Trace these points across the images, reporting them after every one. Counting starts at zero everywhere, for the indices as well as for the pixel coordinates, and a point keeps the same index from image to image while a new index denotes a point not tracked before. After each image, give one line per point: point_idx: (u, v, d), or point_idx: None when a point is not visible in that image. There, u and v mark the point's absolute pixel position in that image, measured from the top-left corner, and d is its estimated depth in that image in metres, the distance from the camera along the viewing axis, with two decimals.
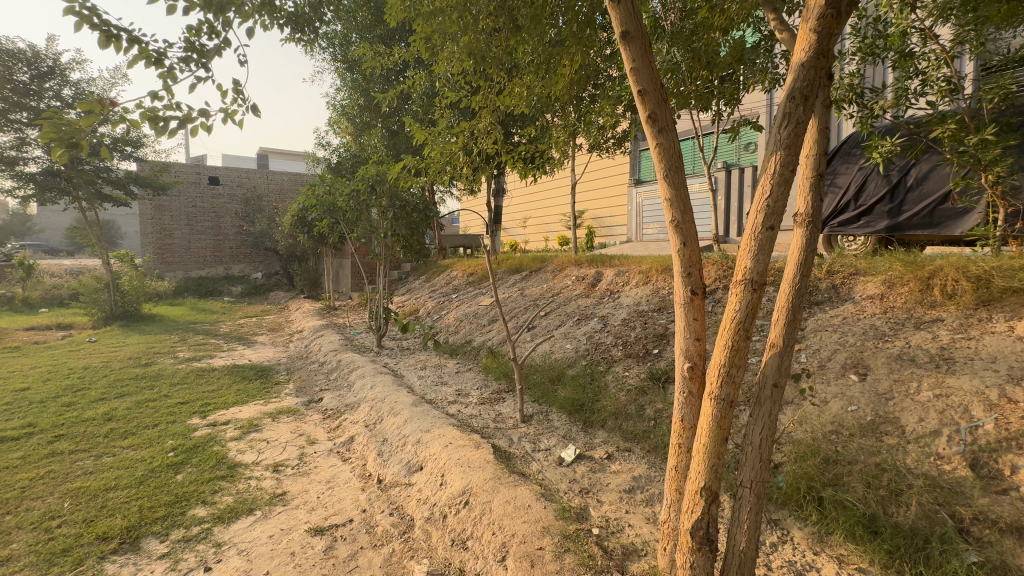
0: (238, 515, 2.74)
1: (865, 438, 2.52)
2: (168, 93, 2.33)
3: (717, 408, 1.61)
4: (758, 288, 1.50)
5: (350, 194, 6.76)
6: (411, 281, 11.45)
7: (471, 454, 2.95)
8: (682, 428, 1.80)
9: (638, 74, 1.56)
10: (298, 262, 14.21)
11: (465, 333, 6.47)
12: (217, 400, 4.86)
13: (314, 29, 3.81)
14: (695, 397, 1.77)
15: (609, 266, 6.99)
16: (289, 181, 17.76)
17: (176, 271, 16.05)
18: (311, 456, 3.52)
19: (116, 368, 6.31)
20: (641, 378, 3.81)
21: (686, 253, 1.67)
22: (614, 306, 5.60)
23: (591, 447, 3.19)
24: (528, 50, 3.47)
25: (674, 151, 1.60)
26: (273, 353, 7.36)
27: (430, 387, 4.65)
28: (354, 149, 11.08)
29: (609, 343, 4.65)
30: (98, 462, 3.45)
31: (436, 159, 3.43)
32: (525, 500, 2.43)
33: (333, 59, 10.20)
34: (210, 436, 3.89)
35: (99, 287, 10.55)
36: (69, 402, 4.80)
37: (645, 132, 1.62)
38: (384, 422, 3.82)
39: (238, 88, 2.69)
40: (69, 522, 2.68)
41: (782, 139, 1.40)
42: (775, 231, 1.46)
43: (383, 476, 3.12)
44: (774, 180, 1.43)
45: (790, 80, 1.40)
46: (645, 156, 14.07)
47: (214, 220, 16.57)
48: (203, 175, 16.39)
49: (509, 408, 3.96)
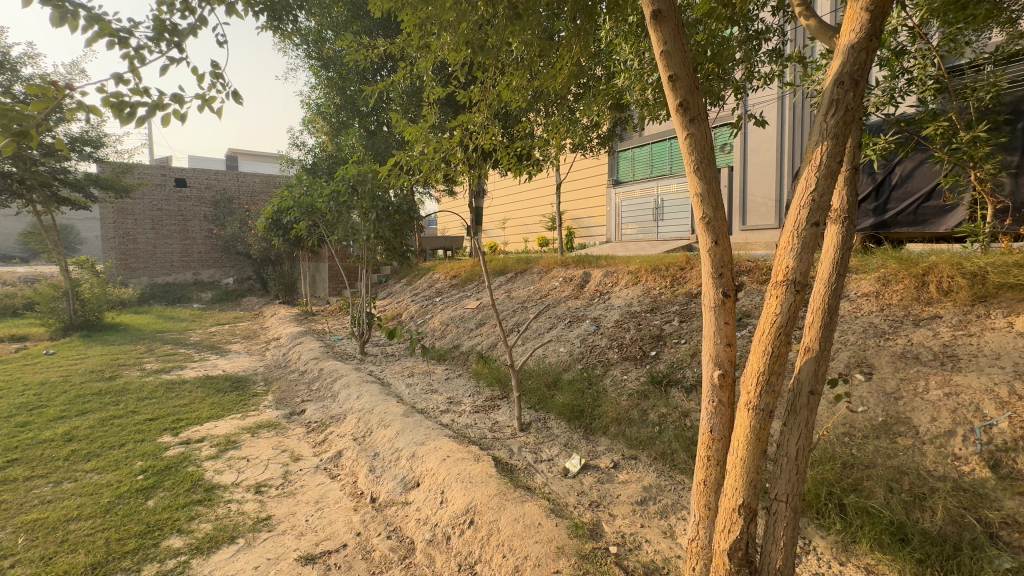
0: (219, 544, 2.50)
1: (880, 440, 2.47)
2: (135, 76, 2.10)
3: (754, 419, 1.49)
4: (801, 290, 1.39)
5: (330, 195, 6.50)
6: (391, 284, 11.18)
7: (471, 468, 2.78)
8: (712, 439, 1.69)
9: (669, 57, 1.45)
10: (272, 267, 13.74)
11: (452, 338, 6.28)
12: (189, 415, 4.55)
13: (292, 19, 3.57)
14: (726, 406, 1.66)
15: (597, 267, 6.92)
16: (261, 183, 17.18)
17: (141, 277, 15.31)
18: (296, 474, 3.29)
19: (77, 382, 5.89)
20: (641, 381, 3.70)
21: (718, 251, 1.55)
22: (605, 307, 5.51)
23: (595, 455, 3.06)
24: (522, 43, 3.38)
25: (706, 142, 1.49)
26: (249, 362, 7.01)
27: (419, 396, 4.45)
28: (330, 149, 10.75)
29: (604, 345, 4.54)
30: (58, 490, 3.14)
31: (432, 155, 3.28)
32: (535, 518, 2.28)
33: (306, 56, 9.85)
34: (184, 455, 3.61)
35: (57, 295, 9.92)
36: (24, 421, 4.41)
37: (674, 121, 1.50)
38: (374, 435, 3.61)
39: (216, 73, 2.47)
40: (24, 561, 2.39)
41: (830, 128, 1.30)
42: (820, 228, 1.35)
43: (377, 495, 2.92)
44: (820, 173, 1.32)
45: (837, 64, 1.31)
46: (622, 158, 14.09)
47: (181, 223, 15.88)
48: (169, 177, 15.69)
49: (505, 416, 3.81)
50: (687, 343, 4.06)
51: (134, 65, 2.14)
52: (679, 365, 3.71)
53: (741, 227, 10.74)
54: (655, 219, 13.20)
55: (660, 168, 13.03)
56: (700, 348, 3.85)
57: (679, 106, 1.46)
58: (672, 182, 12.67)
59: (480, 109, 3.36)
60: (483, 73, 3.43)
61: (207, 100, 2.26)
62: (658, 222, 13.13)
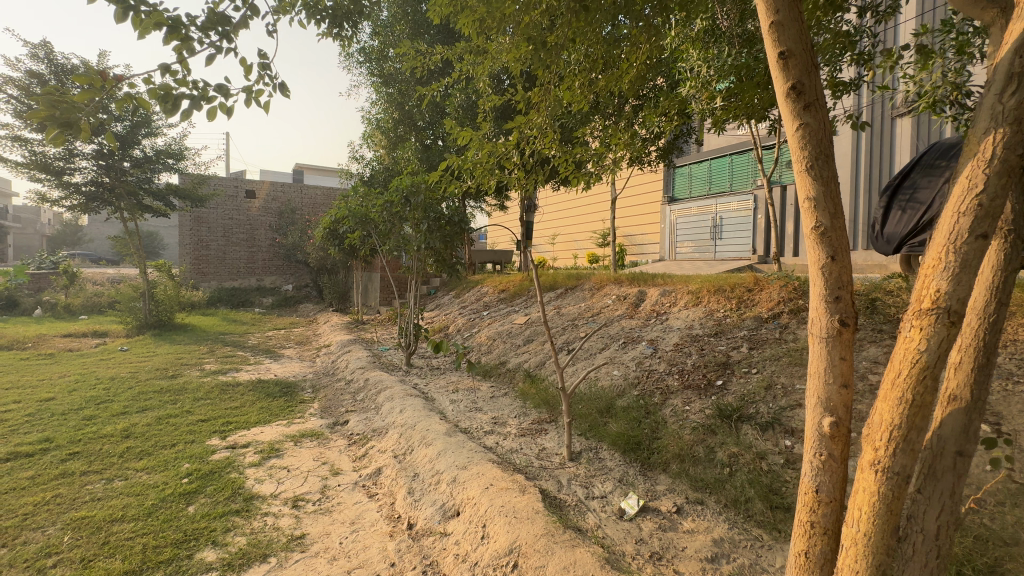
0: (251, 562, 2.38)
1: (1020, 509, 2.02)
2: (182, 67, 2.09)
3: (885, 485, 1.16)
4: (957, 321, 1.07)
5: (383, 206, 6.57)
6: (440, 296, 11.20)
7: (516, 500, 2.53)
8: (818, 502, 1.37)
9: (782, 29, 1.21)
10: (328, 275, 14.23)
11: (499, 354, 6.09)
12: (238, 419, 4.59)
13: (354, 28, 3.59)
14: (838, 463, 1.33)
15: (653, 286, 6.54)
16: (321, 195, 17.97)
17: (211, 281, 16.30)
18: (334, 490, 3.16)
19: (143, 379, 6.17)
20: (705, 414, 3.33)
21: (833, 268, 1.25)
22: (663, 329, 5.13)
23: (654, 497, 2.72)
24: (588, 41, 3.20)
25: (824, 133, 1.22)
26: (300, 368, 7.14)
27: (463, 414, 4.26)
28: (387, 163, 11.02)
29: (662, 371, 4.18)
30: (109, 487, 3.18)
31: (488, 162, 3.12)
32: (588, 568, 2.00)
33: (368, 73, 10.21)
34: (229, 461, 3.60)
35: (135, 295, 10.66)
36: (90, 415, 4.61)
37: (783, 108, 1.24)
38: (415, 453, 3.44)
39: (264, 64, 2.44)
40: (65, 562, 2.38)
41: (1008, 110, 1.05)
42: (988, 242, 1.04)
43: (415, 521, 2.72)
44: (994, 168, 1.04)
45: (1015, 30, 1.06)
46: (678, 174, 13.57)
47: (249, 232, 16.86)
48: (241, 188, 16.73)
49: (553, 442, 3.53)
50: (758, 373, 3.64)
51: (181, 55, 2.12)
52: (752, 399, 3.30)
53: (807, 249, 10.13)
54: (712, 238, 12.55)
55: (720, 185, 12.41)
56: (776, 380, 3.43)
57: (789, 89, 1.21)
58: (732, 199, 12.03)
59: (540, 111, 3.22)
60: (545, 73, 3.26)
61: (252, 92, 2.27)
62: (716, 241, 12.48)
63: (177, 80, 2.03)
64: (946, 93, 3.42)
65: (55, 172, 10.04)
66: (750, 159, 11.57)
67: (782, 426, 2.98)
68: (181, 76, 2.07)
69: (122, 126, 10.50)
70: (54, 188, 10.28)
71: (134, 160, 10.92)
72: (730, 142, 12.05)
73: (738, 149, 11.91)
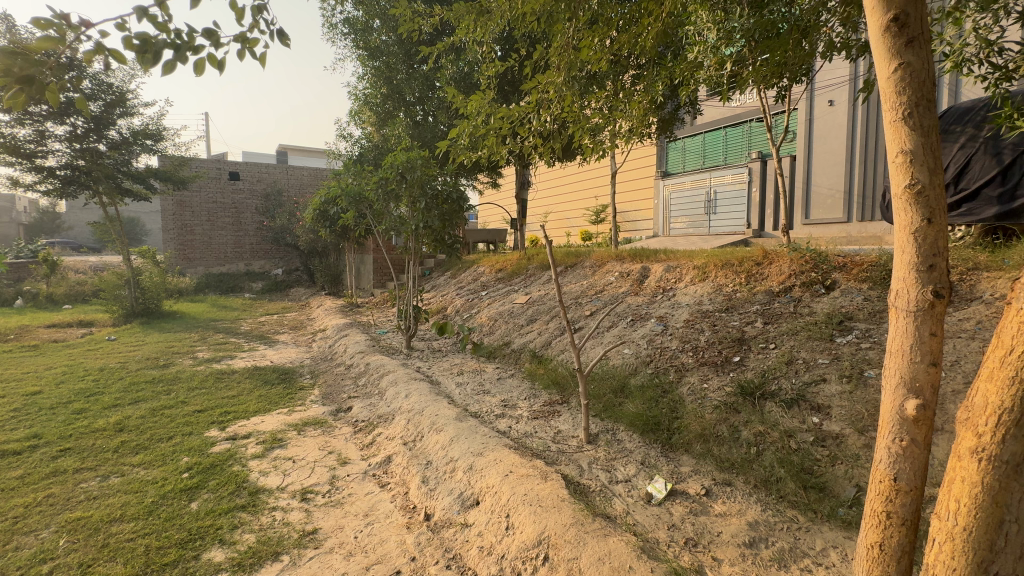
0: (262, 561, 2.25)
1: None
2: (161, 10, 1.86)
3: (993, 474, 1.03)
4: None
5: (377, 183, 6.26)
6: (435, 277, 11.01)
7: (539, 488, 2.42)
8: (896, 491, 1.25)
9: None
10: (318, 258, 13.92)
11: (502, 334, 5.94)
12: (237, 408, 4.43)
13: None
14: (922, 449, 1.20)
15: (656, 262, 6.40)
16: (308, 176, 17.47)
17: (198, 267, 15.89)
18: (344, 481, 3.03)
19: (133, 369, 5.95)
20: (726, 392, 3.22)
21: (928, 233, 1.13)
22: (671, 306, 5.01)
23: (680, 479, 2.63)
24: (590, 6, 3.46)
25: (928, 74, 1.12)
26: (296, 353, 6.95)
27: (471, 397, 4.13)
28: (376, 140, 10.64)
29: (675, 348, 4.07)
30: (104, 485, 3.02)
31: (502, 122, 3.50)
32: (623, 560, 1.89)
33: (353, 46, 9.74)
34: (230, 453, 3.44)
35: (120, 283, 10.32)
36: (80, 409, 4.40)
37: (882, 44, 1.16)
38: (426, 440, 3.31)
39: (258, 8, 2.19)
40: (62, 568, 2.24)
41: None
42: None
43: (432, 511, 2.61)
44: None
45: None
46: (671, 148, 13.32)
47: (234, 216, 16.38)
48: (223, 170, 16.19)
49: (568, 425, 3.42)
50: (777, 348, 3.53)
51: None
52: (773, 375, 3.20)
53: (802, 221, 10.23)
54: (707, 212, 12.40)
55: (713, 159, 12.28)
56: (797, 355, 3.32)
57: (891, 21, 1.13)
58: (727, 172, 11.87)
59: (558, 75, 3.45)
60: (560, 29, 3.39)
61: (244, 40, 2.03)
62: (710, 216, 12.33)
63: (158, 25, 1.80)
64: (975, 52, 3.28)
65: (27, 155, 9.53)
66: (744, 132, 11.49)
67: (807, 403, 2.89)
68: (161, 22, 1.85)
69: (96, 106, 9.98)
70: (27, 172, 9.78)
71: (110, 141, 10.42)
72: (723, 115, 11.96)
73: (731, 122, 11.81)
